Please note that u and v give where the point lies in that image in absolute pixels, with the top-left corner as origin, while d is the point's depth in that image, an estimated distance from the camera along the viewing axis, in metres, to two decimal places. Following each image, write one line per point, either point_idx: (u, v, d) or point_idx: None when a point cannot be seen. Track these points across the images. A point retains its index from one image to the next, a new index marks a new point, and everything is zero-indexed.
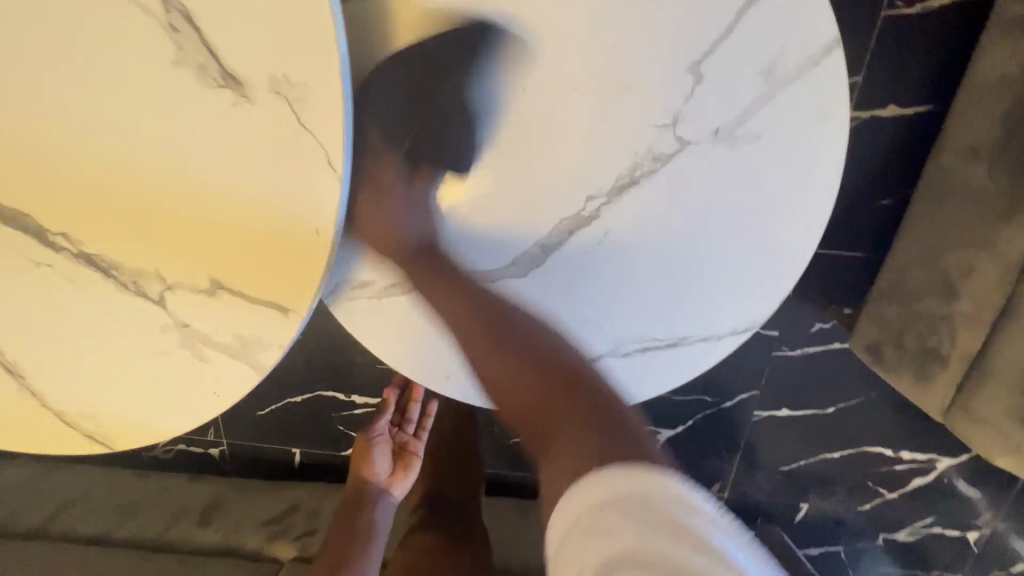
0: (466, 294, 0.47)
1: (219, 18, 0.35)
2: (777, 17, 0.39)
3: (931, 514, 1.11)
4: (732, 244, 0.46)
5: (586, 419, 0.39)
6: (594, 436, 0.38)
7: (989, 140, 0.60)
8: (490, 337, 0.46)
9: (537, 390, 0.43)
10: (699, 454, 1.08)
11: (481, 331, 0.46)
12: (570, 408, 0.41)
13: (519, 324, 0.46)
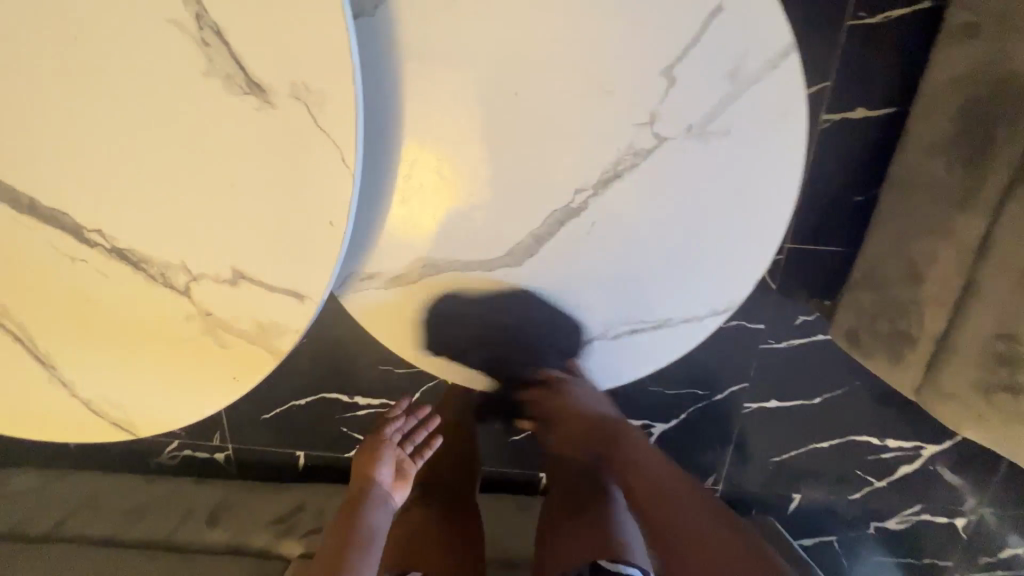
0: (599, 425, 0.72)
1: (245, 32, 0.39)
2: (738, 26, 0.44)
3: (919, 501, 1.14)
4: (709, 232, 0.50)
5: (682, 503, 0.66)
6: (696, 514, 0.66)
7: (945, 135, 0.65)
8: (608, 445, 0.72)
9: (657, 486, 0.67)
10: (692, 448, 1.11)
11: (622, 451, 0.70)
12: (671, 502, 0.66)
13: (637, 442, 0.71)
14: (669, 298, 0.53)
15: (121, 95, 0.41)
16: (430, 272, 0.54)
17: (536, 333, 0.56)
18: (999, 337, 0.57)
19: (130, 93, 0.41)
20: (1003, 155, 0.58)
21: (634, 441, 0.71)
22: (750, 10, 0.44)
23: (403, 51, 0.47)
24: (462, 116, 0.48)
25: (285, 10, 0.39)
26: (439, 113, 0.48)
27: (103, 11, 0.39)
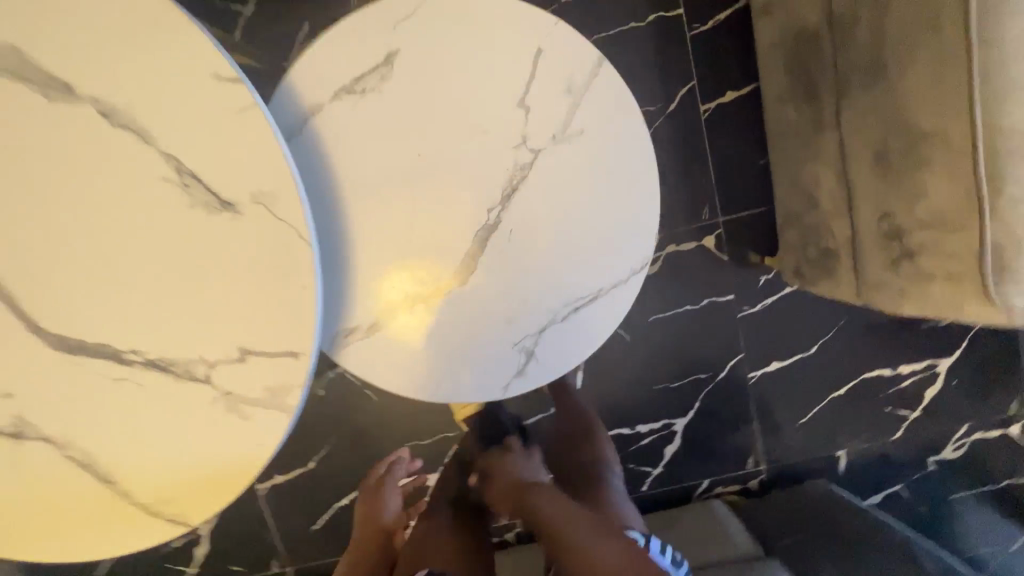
0: (552, 503, 0.71)
1: (213, 170, 0.55)
2: (558, 58, 0.60)
3: (964, 421, 1.12)
4: (607, 201, 0.63)
5: None
6: (609, 541, 0.66)
7: (782, 85, 0.79)
8: (570, 521, 0.69)
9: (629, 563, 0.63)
10: (719, 434, 1.13)
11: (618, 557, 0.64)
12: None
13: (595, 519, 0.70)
14: (597, 270, 0.64)
15: (135, 239, 0.56)
16: (397, 312, 0.64)
17: (499, 338, 0.65)
18: (881, 223, 0.65)
19: (141, 236, 0.56)
20: (822, 82, 0.70)
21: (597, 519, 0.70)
22: (562, 44, 0.60)
23: (328, 151, 0.62)
24: (384, 182, 0.62)
25: (236, 146, 0.55)
26: (368, 187, 0.62)
27: (116, 186, 0.55)
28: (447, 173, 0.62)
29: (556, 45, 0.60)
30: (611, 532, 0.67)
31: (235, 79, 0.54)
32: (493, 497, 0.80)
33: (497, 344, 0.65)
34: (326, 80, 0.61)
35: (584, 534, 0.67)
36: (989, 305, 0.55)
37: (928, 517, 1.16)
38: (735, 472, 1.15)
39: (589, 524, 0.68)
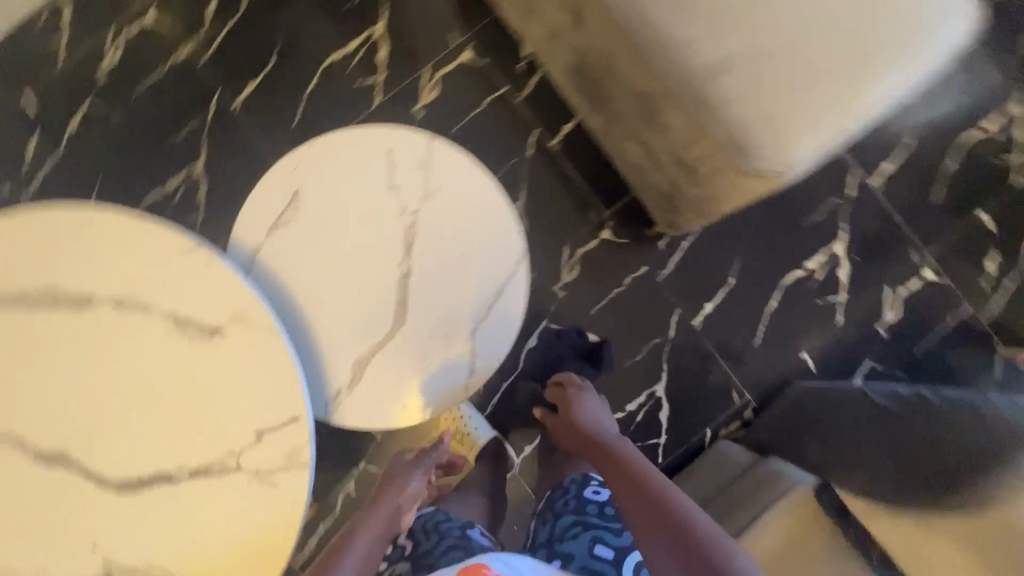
0: (611, 461, 0.86)
1: (199, 312, 0.76)
2: (403, 148, 0.85)
3: (885, 284, 1.27)
4: (477, 225, 0.85)
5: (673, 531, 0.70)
6: (643, 493, 0.77)
7: (583, 105, 1.07)
8: (618, 473, 0.83)
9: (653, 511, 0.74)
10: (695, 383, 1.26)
11: (645, 506, 0.75)
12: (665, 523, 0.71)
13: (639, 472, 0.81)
14: (493, 275, 0.85)
15: (159, 383, 0.76)
16: (364, 366, 0.83)
17: (446, 352, 0.84)
18: (676, 157, 0.87)
19: (163, 378, 0.76)
20: (597, 92, 0.98)
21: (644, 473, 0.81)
22: (402, 137, 0.85)
23: (272, 272, 0.83)
24: (320, 278, 0.84)
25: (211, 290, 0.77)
26: (313, 284, 0.83)
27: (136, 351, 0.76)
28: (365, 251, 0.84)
29: (398, 140, 0.85)
30: (653, 484, 0.78)
31: (194, 246, 0.77)
32: (572, 443, 0.98)
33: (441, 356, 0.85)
34: (258, 226, 0.84)
35: (630, 485, 0.79)
36: (755, 174, 0.78)
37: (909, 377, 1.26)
38: (727, 410, 1.26)
39: (631, 479, 0.80)
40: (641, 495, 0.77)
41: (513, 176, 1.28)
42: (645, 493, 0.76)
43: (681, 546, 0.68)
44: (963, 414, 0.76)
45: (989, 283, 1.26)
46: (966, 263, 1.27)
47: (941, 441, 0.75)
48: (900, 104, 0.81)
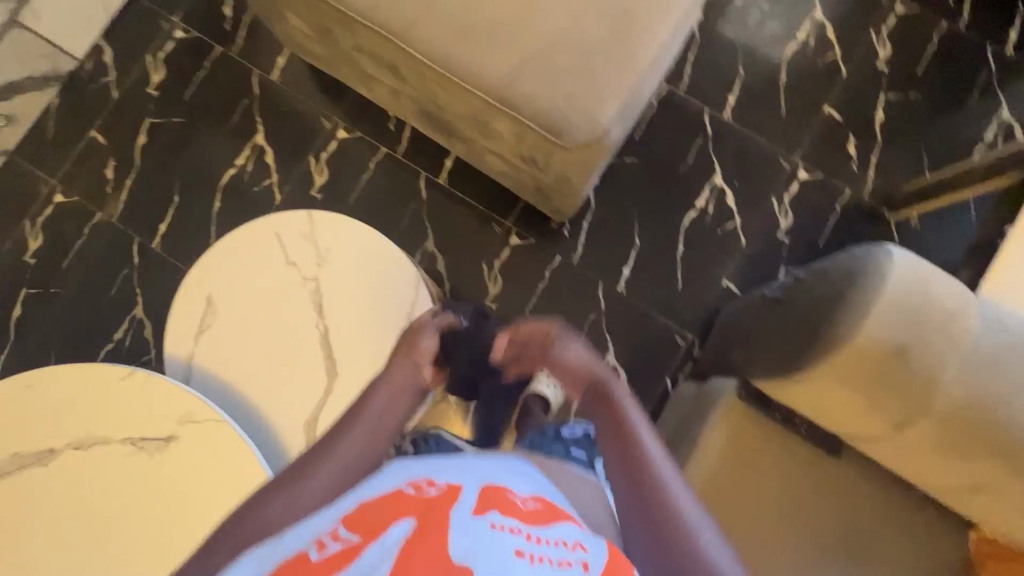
0: (605, 411, 0.77)
1: (151, 426, 0.85)
2: (288, 228, 0.96)
3: (770, 196, 1.40)
4: (372, 269, 0.95)
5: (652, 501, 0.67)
6: (634, 459, 0.71)
7: (443, 139, 1.20)
8: (611, 428, 0.75)
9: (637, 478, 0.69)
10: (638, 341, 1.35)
11: (632, 472, 0.70)
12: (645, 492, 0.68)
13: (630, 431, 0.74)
14: (398, 306, 0.94)
15: (134, 501, 0.83)
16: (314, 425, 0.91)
17: None
18: (517, 154, 1.00)
19: (136, 496, 0.83)
20: (445, 126, 1.11)
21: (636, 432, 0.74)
22: (285, 219, 0.96)
23: (210, 372, 0.92)
24: (252, 362, 0.92)
25: (155, 404, 0.85)
26: (248, 364, 0.92)
27: (106, 480, 0.84)
28: (284, 319, 0.94)
29: (282, 224, 0.96)
30: (643, 445, 0.72)
31: (130, 372, 0.86)
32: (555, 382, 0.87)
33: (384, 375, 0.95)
34: (186, 338, 0.93)
35: (620, 443, 0.73)
36: (575, 146, 0.91)
37: None
38: (678, 355, 1.35)
39: (623, 438, 0.73)
40: (631, 459, 0.71)
41: (417, 219, 1.40)
42: (637, 457, 0.71)
43: (659, 525, 0.65)
44: (842, 274, 0.76)
45: (856, 164, 1.40)
46: (829, 154, 1.41)
47: (826, 306, 0.74)
48: (676, 48, 0.95)
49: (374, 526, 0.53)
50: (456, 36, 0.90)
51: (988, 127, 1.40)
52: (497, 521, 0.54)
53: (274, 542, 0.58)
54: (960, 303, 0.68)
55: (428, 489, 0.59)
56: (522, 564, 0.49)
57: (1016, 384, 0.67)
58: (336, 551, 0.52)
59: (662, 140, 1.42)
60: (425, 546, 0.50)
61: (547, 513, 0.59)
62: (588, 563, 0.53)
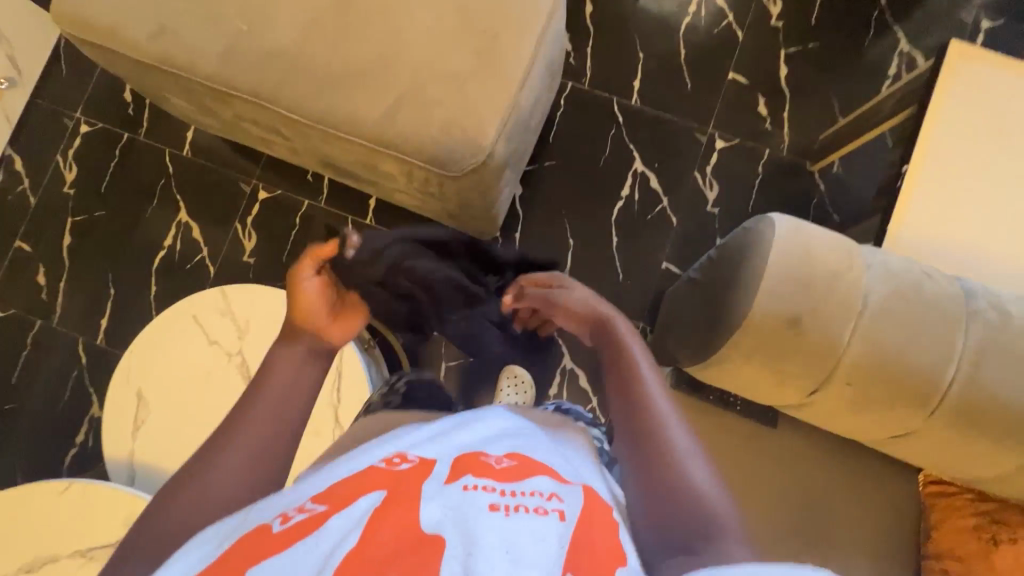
0: (607, 349, 0.69)
1: (97, 534, 0.84)
2: (204, 307, 0.96)
3: (693, 171, 1.41)
4: None
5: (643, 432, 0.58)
6: (628, 390, 0.63)
7: (354, 184, 1.21)
8: (609, 363, 0.68)
9: (627, 408, 0.61)
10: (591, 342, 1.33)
11: (627, 403, 0.61)
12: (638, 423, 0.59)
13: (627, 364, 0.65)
14: None
15: None
16: None
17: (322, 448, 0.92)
18: (416, 189, 1.00)
19: None
20: (348, 174, 1.11)
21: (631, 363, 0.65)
22: (199, 299, 0.96)
23: (152, 465, 0.92)
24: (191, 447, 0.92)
25: (98, 510, 0.85)
26: (178, 442, 0.92)
27: None
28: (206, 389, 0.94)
29: (197, 304, 0.96)
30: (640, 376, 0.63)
31: (68, 483, 0.86)
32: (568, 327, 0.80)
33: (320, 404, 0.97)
34: (122, 435, 0.93)
35: (616, 375, 0.65)
36: (464, 173, 0.91)
37: None
38: None
39: (618, 371, 0.65)
40: (625, 391, 0.63)
41: None
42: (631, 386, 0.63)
43: (649, 462, 0.56)
44: (737, 250, 0.78)
45: (769, 123, 1.41)
46: (741, 118, 1.42)
47: (731, 285, 0.76)
48: (546, 56, 0.95)
49: (340, 496, 0.45)
50: (326, 89, 0.91)
51: (890, 62, 1.41)
52: (472, 482, 0.45)
53: (204, 534, 0.46)
54: (845, 260, 0.69)
55: (399, 459, 0.50)
56: (499, 520, 0.42)
57: (913, 328, 0.67)
58: (295, 522, 0.43)
59: (577, 138, 1.43)
60: (392, 514, 0.42)
61: (524, 467, 0.50)
62: (568, 511, 0.45)
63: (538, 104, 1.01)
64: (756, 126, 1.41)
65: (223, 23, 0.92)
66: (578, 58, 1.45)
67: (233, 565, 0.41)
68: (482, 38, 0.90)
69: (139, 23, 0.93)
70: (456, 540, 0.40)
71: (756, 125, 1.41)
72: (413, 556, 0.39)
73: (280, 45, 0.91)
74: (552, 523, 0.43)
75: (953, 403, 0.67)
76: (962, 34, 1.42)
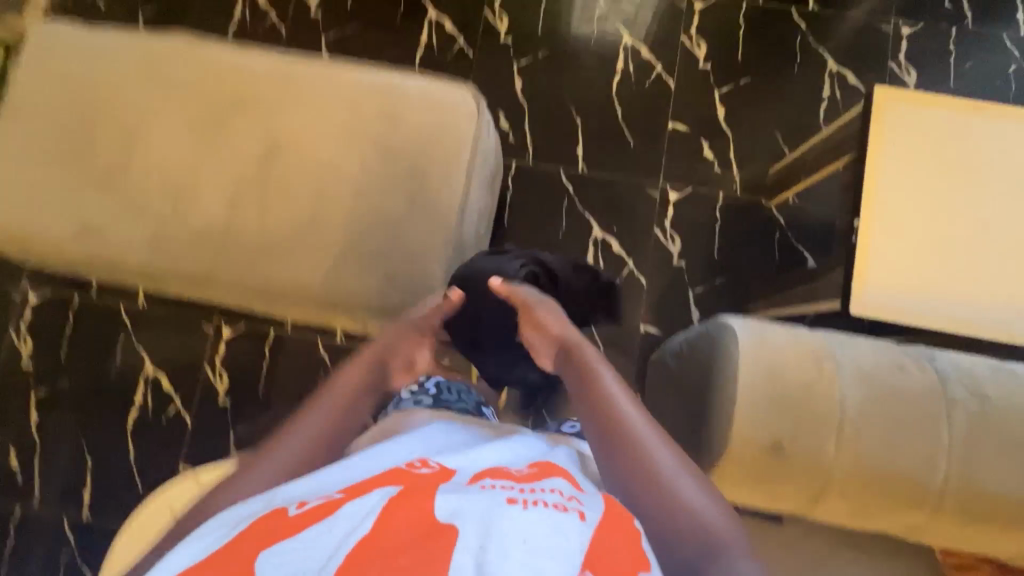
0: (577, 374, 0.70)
1: None
2: (177, 501, 0.92)
3: (651, 228, 1.40)
4: None
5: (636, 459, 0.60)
6: (611, 418, 0.64)
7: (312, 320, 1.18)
8: (583, 388, 0.68)
9: (615, 436, 0.62)
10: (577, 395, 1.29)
11: (610, 431, 0.63)
12: (626, 449, 0.61)
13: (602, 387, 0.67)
14: None
15: None
16: None
17: None
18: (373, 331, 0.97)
19: None
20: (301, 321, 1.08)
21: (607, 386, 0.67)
22: (170, 494, 0.92)
23: None
24: None
25: None
26: None
27: None
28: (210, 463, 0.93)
29: (168, 500, 0.92)
30: (617, 399, 0.65)
31: None
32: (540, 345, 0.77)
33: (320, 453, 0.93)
34: None
35: (594, 400, 0.66)
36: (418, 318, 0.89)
37: (728, 277, 1.36)
38: None
39: (595, 398, 0.66)
40: (603, 417, 0.64)
41: None
42: (610, 411, 0.64)
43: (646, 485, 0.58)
44: (711, 352, 0.75)
45: (716, 167, 1.40)
46: (688, 166, 1.41)
47: (706, 394, 0.73)
48: (479, 179, 0.94)
49: (359, 489, 0.56)
50: (261, 257, 0.89)
51: (823, 85, 1.42)
52: (489, 482, 0.56)
53: (236, 511, 0.57)
54: (813, 369, 0.68)
55: (421, 465, 0.60)
56: (517, 510, 0.50)
57: (895, 429, 0.66)
58: (314, 506, 0.54)
59: (530, 215, 1.41)
60: (406, 506, 0.52)
61: (545, 472, 0.60)
62: (585, 512, 0.52)
63: (482, 218, 0.99)
64: (704, 171, 1.41)
65: (146, 211, 0.90)
66: (515, 136, 1.45)
67: (262, 530, 0.51)
68: (409, 179, 0.89)
69: (57, 225, 0.90)
70: (469, 531, 0.48)
71: (703, 170, 1.41)
72: (431, 542, 0.47)
73: (206, 222, 0.89)
74: (566, 520, 0.50)
75: (951, 504, 0.64)
76: (884, 46, 1.43)
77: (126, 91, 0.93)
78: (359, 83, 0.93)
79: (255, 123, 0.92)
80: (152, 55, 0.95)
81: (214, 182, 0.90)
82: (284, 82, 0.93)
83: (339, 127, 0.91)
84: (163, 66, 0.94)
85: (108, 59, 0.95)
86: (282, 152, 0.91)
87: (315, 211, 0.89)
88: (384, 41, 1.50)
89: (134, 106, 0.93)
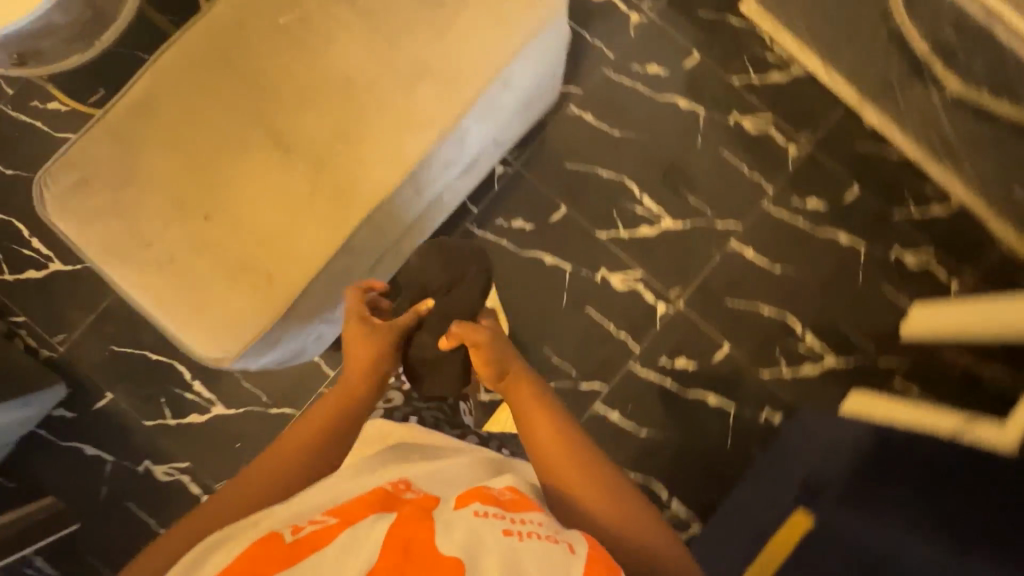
0: (518, 394, 0.75)
1: None
2: None
3: (191, 462, 1.31)
4: None
5: (596, 481, 0.65)
6: (560, 450, 0.68)
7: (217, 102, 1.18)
8: (529, 411, 0.73)
9: (569, 461, 0.67)
10: (30, 281, 1.34)
11: (570, 458, 0.67)
12: (588, 476, 0.66)
13: (542, 404, 0.73)
14: None
15: None
16: None
17: None
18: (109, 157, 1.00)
19: None
20: None
21: (542, 396, 0.75)
22: None
23: None
24: None
25: None
26: None
27: None
28: (42, 192, 0.85)
29: None
30: (561, 419, 0.72)
31: None
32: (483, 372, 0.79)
33: (218, 364, 0.86)
34: None
35: (532, 418, 0.72)
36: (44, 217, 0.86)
37: (100, 500, 1.30)
38: (43, 331, 1.33)
39: (537, 426, 0.71)
40: (553, 445, 0.68)
41: None
42: (550, 437, 0.69)
43: (613, 512, 0.63)
44: None
45: None
46: None
47: None
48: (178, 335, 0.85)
49: (351, 512, 0.55)
50: (147, 113, 0.85)
51: None
52: (479, 509, 0.56)
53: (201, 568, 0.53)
54: None
55: (402, 484, 0.61)
56: (507, 540, 0.51)
57: None
58: (306, 532, 0.53)
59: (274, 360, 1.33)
60: (407, 535, 0.51)
61: (525, 500, 0.60)
62: (572, 545, 0.53)
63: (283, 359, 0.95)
64: None
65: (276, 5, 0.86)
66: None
67: (259, 557, 0.49)
68: (132, 297, 0.84)
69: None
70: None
71: None
72: None
73: (224, 70, 0.85)
74: (558, 549, 0.51)
75: None
76: None
77: (417, 35, 0.87)
78: (272, 290, 0.84)
79: (315, 140, 0.85)
80: (448, 76, 0.87)
81: (254, 86, 0.85)
82: (320, 215, 0.85)
83: (226, 256, 0.83)
84: (417, 100, 0.86)
85: (460, 53, 0.87)
86: (234, 187, 0.84)
87: (147, 194, 0.83)
88: (534, 322, 1.39)
89: (397, 33, 0.86)
